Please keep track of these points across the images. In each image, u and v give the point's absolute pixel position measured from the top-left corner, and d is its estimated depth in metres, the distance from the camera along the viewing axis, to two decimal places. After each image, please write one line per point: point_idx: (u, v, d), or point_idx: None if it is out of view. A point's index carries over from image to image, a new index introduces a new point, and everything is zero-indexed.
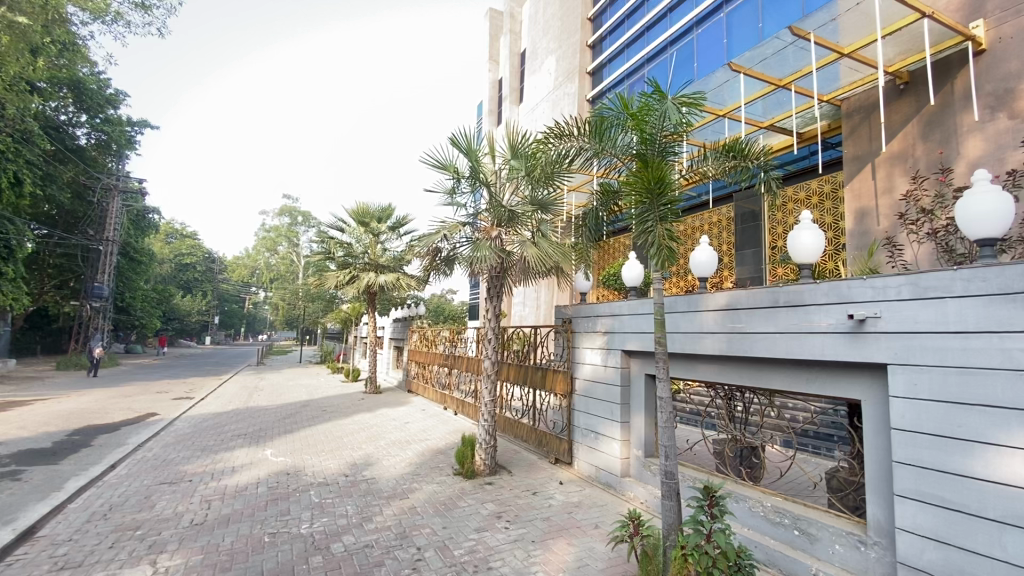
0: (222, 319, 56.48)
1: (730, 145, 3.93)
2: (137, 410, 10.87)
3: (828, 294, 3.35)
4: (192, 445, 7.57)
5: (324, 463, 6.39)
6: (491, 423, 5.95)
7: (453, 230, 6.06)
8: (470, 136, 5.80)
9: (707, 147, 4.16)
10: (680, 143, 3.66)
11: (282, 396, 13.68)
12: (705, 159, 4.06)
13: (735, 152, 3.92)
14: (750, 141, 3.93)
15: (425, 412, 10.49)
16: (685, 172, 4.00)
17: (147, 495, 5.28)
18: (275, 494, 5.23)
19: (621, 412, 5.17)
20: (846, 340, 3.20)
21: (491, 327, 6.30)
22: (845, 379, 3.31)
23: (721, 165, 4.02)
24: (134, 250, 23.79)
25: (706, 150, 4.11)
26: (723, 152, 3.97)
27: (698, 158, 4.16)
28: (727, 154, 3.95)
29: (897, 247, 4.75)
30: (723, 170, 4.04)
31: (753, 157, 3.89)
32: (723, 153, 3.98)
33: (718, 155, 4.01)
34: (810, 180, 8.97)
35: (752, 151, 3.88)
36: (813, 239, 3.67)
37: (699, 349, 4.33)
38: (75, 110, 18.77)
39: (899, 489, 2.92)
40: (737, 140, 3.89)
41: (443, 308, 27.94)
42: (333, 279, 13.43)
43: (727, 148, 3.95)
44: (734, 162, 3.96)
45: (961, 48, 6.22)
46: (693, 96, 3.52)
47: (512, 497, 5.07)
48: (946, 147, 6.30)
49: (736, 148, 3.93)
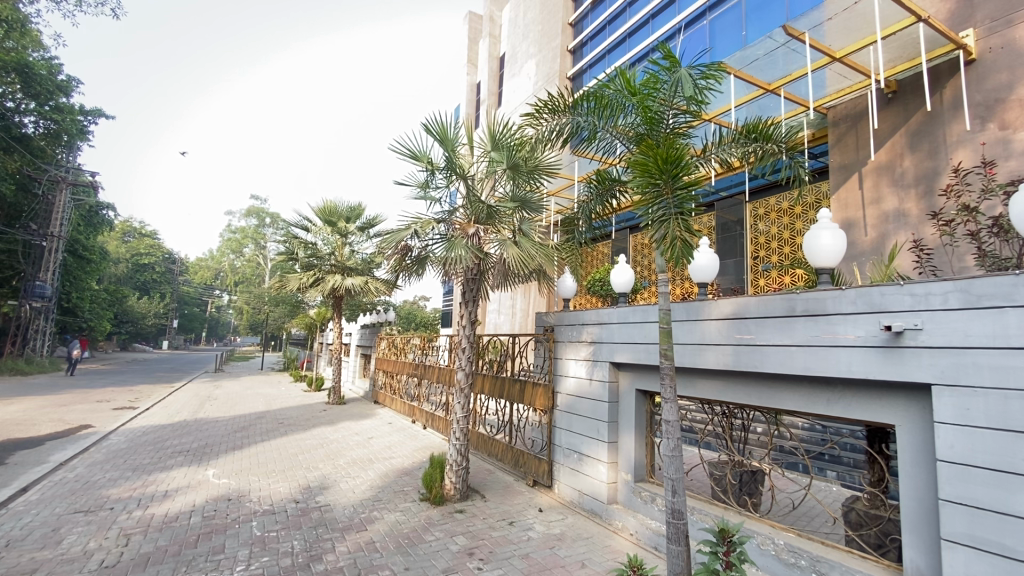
0: (182, 322, 53.91)
1: (751, 128, 3.52)
2: (70, 422, 9.77)
3: (855, 302, 2.90)
4: (124, 464, 6.67)
5: (272, 487, 5.65)
6: (464, 442, 5.33)
7: (426, 226, 5.43)
8: (444, 122, 5.22)
9: (723, 131, 3.73)
10: (691, 120, 3.19)
11: (236, 406, 12.70)
12: (723, 144, 3.64)
13: (758, 134, 3.51)
14: (774, 123, 3.53)
15: (392, 425, 9.79)
16: (704, 159, 3.57)
17: (54, 528, 4.45)
18: (210, 525, 4.50)
19: (609, 431, 4.65)
20: (879, 356, 2.77)
21: (465, 336, 5.65)
22: (876, 402, 2.87)
23: (743, 150, 3.58)
24: (83, 247, 22.09)
25: (723, 136, 3.67)
26: (743, 136, 3.55)
27: (713, 143, 3.72)
28: (748, 136, 3.53)
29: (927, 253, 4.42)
30: (744, 156, 3.61)
31: (779, 140, 3.49)
32: (743, 136, 3.56)
33: (738, 139, 3.57)
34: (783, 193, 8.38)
35: (778, 133, 3.48)
36: (834, 240, 3.25)
37: (699, 363, 3.85)
38: (23, 97, 17.13)
39: (946, 532, 2.47)
40: (759, 120, 3.49)
41: (415, 314, 27.18)
42: (296, 281, 12.60)
43: (748, 129, 3.54)
44: (755, 146, 3.55)
45: (951, 57, 5.93)
46: (711, 67, 3.07)
47: (486, 528, 4.47)
48: (935, 157, 6.03)
49: (757, 129, 3.52)
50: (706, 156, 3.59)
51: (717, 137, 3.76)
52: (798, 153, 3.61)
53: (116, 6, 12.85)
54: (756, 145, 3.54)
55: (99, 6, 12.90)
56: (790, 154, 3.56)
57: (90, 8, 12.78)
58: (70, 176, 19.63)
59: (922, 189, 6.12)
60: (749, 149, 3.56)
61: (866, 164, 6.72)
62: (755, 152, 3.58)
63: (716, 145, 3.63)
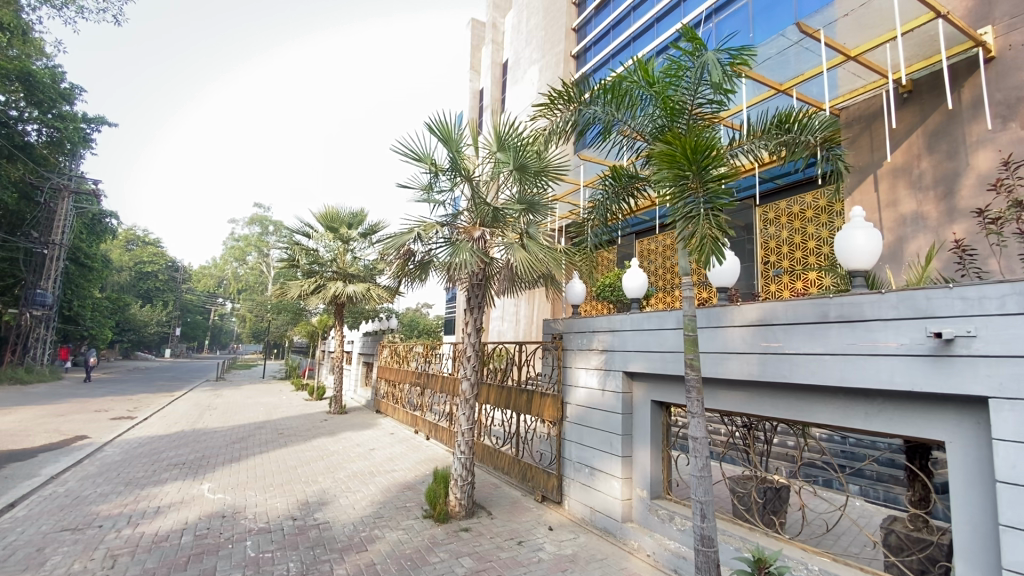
0: (184, 330, 53.66)
1: (783, 118, 3.30)
2: (65, 433, 9.53)
3: (897, 307, 2.66)
4: (117, 478, 6.43)
5: (269, 502, 5.41)
6: (469, 455, 5.07)
7: (429, 229, 5.22)
8: (449, 123, 5.01)
9: (752, 122, 3.51)
10: (720, 110, 2.97)
11: (236, 416, 12.45)
12: (752, 138, 3.42)
13: (791, 124, 3.30)
14: (806, 111, 3.32)
15: (395, 436, 9.55)
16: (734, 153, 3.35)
17: (39, 548, 4.21)
18: (202, 546, 4.25)
19: (623, 445, 4.40)
20: (927, 365, 2.53)
21: (470, 344, 5.39)
22: (923, 415, 2.64)
23: (775, 143, 3.36)
24: (85, 255, 21.87)
25: (751, 129, 3.46)
26: (774, 128, 3.34)
27: (741, 136, 3.51)
28: (780, 127, 3.32)
29: (970, 254, 4.45)
30: (774, 149, 3.39)
31: (812, 131, 3.29)
32: (774, 128, 3.34)
33: (770, 130, 3.36)
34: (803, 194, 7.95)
35: (811, 124, 3.28)
36: (868, 241, 3.02)
37: (722, 374, 3.59)
38: (26, 105, 17.05)
39: (1008, 562, 2.22)
40: (790, 109, 3.28)
41: (418, 321, 26.96)
42: (297, 288, 12.39)
43: (779, 121, 3.33)
44: (787, 137, 3.33)
45: (969, 55, 5.64)
46: (741, 51, 2.86)
47: (494, 548, 4.21)
48: (953, 159, 5.69)
49: (790, 121, 3.30)
50: (735, 149, 3.38)
51: (745, 131, 3.55)
52: (833, 147, 3.39)
53: (120, 13, 12.81)
54: (789, 136, 3.32)
55: (100, 12, 12.90)
56: (826, 147, 3.34)
57: (92, 15, 12.78)
58: (73, 184, 19.33)
59: (941, 191, 5.75)
60: (782, 141, 3.34)
61: (881, 166, 6.37)
62: (787, 145, 3.36)
63: (744, 140, 3.41)
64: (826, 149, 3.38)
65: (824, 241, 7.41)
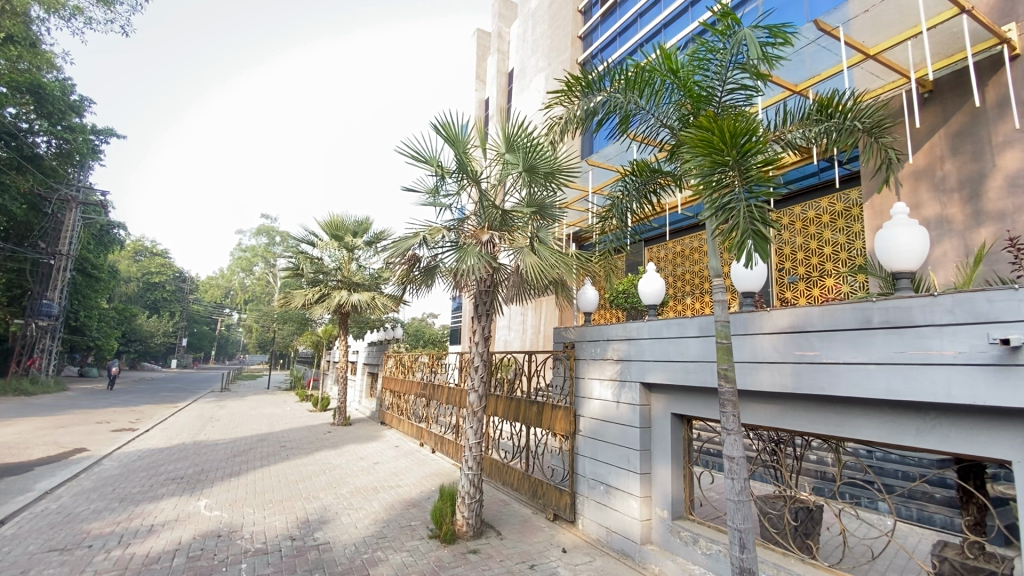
0: (190, 340, 53.66)
1: (824, 102, 3.07)
2: (64, 445, 9.33)
3: (953, 311, 2.39)
4: (112, 494, 6.19)
5: (268, 521, 5.16)
6: (477, 471, 4.79)
7: (435, 234, 4.98)
8: (456, 123, 4.79)
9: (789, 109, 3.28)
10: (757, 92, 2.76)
11: (239, 428, 12.21)
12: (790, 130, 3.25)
13: (832, 109, 3.07)
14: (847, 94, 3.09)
15: (399, 449, 9.29)
16: None
17: (23, 570, 3.97)
18: (194, 569, 4.00)
19: (641, 461, 4.13)
20: (991, 376, 2.26)
21: (478, 353, 5.08)
22: (983, 431, 2.38)
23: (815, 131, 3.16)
24: (92, 266, 21.84)
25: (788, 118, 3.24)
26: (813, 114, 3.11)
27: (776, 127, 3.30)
28: (820, 113, 3.10)
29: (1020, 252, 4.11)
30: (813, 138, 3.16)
31: (855, 116, 3.06)
32: (814, 114, 3.13)
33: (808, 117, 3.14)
34: (818, 198, 7.63)
35: (855, 110, 3.06)
36: (912, 239, 2.78)
37: (753, 385, 3.32)
38: (37, 117, 17.10)
39: None
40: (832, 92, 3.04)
41: (423, 330, 26.78)
42: (301, 297, 12.19)
43: (820, 106, 3.10)
44: (829, 124, 3.11)
45: (993, 53, 5.29)
46: (779, 30, 2.66)
47: (505, 572, 3.94)
48: (979, 160, 5.33)
49: (832, 106, 3.08)
50: None
51: (781, 119, 3.32)
52: (881, 134, 3.14)
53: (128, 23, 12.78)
54: (831, 123, 3.09)
55: (110, 23, 12.94)
56: (871, 135, 3.10)
57: (99, 27, 12.83)
58: (80, 195, 19.33)
59: (967, 193, 5.38)
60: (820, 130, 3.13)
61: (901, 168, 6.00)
62: (828, 133, 3.14)
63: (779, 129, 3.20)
64: (873, 136, 3.12)
65: (841, 246, 7.10)
